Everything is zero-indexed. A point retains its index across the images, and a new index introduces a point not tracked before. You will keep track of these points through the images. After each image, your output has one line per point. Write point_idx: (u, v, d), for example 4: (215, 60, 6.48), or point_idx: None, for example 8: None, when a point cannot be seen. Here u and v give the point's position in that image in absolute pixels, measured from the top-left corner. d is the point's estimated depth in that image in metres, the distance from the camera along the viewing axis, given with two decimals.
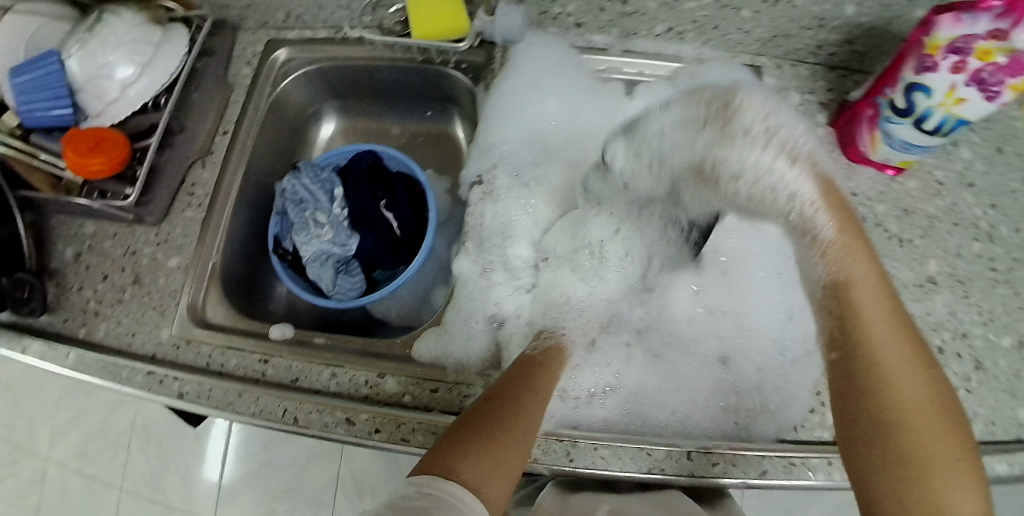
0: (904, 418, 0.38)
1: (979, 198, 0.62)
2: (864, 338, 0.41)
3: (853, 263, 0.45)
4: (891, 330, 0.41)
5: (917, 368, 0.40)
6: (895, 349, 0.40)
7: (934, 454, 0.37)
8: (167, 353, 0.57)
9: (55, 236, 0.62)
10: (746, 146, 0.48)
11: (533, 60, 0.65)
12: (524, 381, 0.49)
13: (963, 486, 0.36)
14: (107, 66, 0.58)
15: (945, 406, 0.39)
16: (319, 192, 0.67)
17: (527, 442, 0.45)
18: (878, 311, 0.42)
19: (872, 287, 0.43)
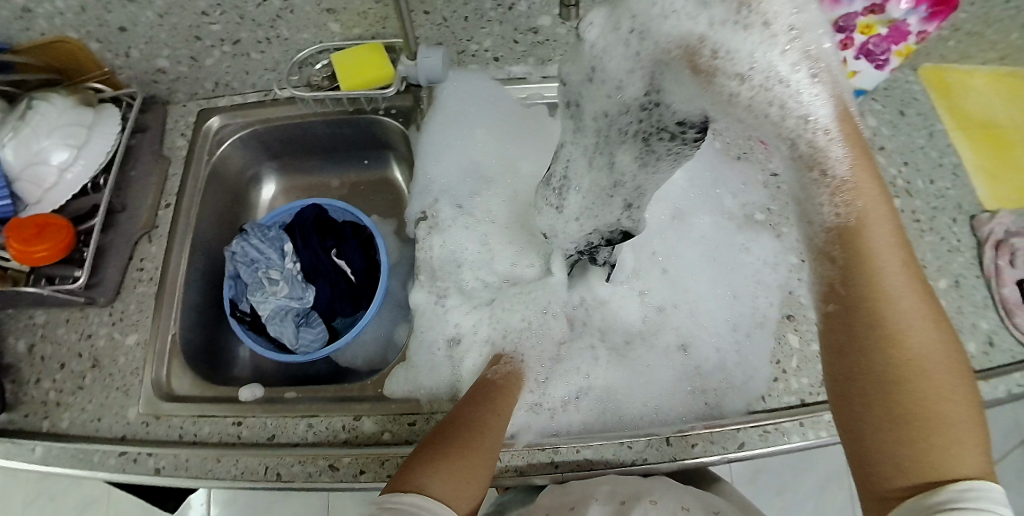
0: (910, 377, 0.32)
1: (892, 159, 0.68)
2: (874, 284, 0.33)
3: (864, 201, 0.35)
4: (900, 271, 0.33)
5: (929, 317, 0.33)
6: (909, 298, 0.33)
7: (941, 416, 0.31)
8: (138, 431, 0.57)
9: (7, 330, 0.61)
10: (764, 43, 0.33)
11: (456, 96, 0.69)
12: (483, 402, 0.51)
13: (968, 445, 0.31)
14: (42, 152, 0.58)
15: (954, 361, 0.33)
16: (269, 249, 0.68)
17: (488, 458, 0.47)
18: (889, 255, 0.34)
19: (886, 228, 0.34)
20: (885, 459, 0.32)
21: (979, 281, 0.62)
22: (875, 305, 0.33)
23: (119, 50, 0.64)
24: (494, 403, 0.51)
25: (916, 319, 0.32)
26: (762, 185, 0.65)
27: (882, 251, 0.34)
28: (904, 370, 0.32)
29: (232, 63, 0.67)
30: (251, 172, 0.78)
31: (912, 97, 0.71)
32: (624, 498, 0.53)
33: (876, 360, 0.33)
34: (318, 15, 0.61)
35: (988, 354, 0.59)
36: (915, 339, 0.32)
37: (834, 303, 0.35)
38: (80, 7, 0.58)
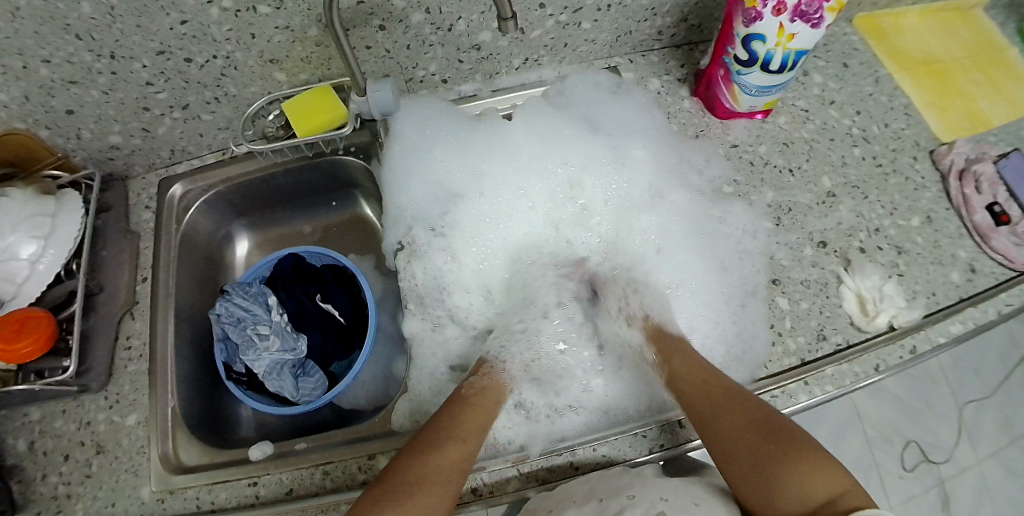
0: (737, 442, 0.47)
1: (843, 111, 0.69)
2: (684, 392, 0.53)
3: (665, 349, 0.57)
4: (697, 377, 0.53)
5: (726, 394, 0.51)
6: (706, 389, 0.51)
7: (776, 464, 0.45)
8: (154, 509, 0.56)
9: (2, 432, 0.60)
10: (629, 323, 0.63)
11: (412, 120, 0.69)
12: (448, 431, 0.51)
13: (816, 476, 0.44)
14: (9, 248, 0.58)
15: (768, 420, 0.48)
16: (255, 305, 0.67)
17: (446, 493, 0.47)
18: (688, 374, 0.54)
19: (678, 359, 0.55)
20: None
21: (949, 212, 0.63)
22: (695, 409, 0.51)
23: (69, 133, 0.63)
24: (458, 431, 0.51)
25: (718, 401, 0.50)
26: (725, 157, 0.67)
27: (678, 371, 0.55)
28: (734, 445, 0.47)
29: (185, 128, 0.67)
30: (221, 233, 0.77)
31: (851, 48, 0.72)
32: (602, 495, 0.48)
33: (715, 447, 0.49)
34: (262, 66, 0.61)
35: (972, 281, 0.60)
36: (724, 415, 0.49)
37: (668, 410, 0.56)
38: (23, 97, 0.57)
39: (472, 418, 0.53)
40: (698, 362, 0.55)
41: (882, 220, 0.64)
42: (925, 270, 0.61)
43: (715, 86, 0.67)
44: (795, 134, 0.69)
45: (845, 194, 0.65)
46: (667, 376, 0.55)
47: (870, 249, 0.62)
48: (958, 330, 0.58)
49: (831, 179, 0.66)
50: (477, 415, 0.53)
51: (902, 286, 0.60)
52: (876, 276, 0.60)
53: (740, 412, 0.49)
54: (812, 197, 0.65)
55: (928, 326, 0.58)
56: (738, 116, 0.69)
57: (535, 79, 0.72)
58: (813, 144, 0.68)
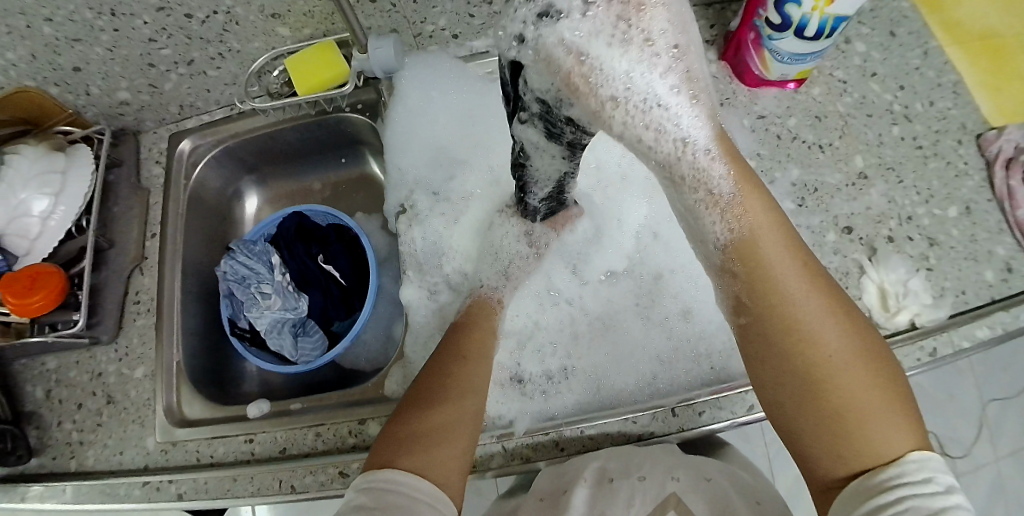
0: (830, 375, 0.38)
1: (885, 84, 0.63)
2: (777, 291, 0.39)
3: (753, 215, 0.40)
4: (803, 282, 0.40)
5: (832, 309, 0.39)
6: (810, 296, 0.39)
7: (865, 415, 0.38)
8: (159, 459, 0.59)
9: (22, 379, 0.63)
10: (681, 116, 0.37)
11: (416, 82, 0.67)
12: (451, 356, 0.51)
13: (898, 425, 0.38)
14: (22, 204, 0.58)
15: (868, 358, 0.39)
16: (258, 264, 0.69)
17: (469, 417, 0.47)
18: (787, 265, 0.40)
19: (775, 241, 0.40)
20: (823, 454, 0.40)
21: (991, 204, 0.58)
22: (788, 323, 0.39)
23: (78, 89, 0.63)
24: (464, 357, 0.51)
25: (823, 316, 0.39)
26: (751, 129, 0.64)
27: (778, 265, 0.40)
28: (824, 379, 0.38)
29: (191, 84, 0.66)
30: (230, 190, 0.78)
31: (901, 15, 0.66)
32: (613, 475, 0.51)
33: (793, 372, 0.39)
34: (264, 22, 0.59)
35: (1008, 281, 0.56)
36: (825, 338, 0.39)
37: (721, 291, 0.43)
38: (30, 55, 0.57)
39: (473, 342, 0.52)
40: (798, 254, 0.40)
41: (915, 208, 0.59)
42: (956, 266, 0.56)
43: (744, 51, 0.62)
44: (830, 108, 0.63)
45: (877, 177, 0.60)
46: (757, 268, 0.40)
47: (898, 239, 0.58)
48: (985, 334, 0.54)
49: (865, 158, 0.61)
50: (478, 338, 0.53)
51: (929, 282, 0.56)
52: (902, 269, 0.56)
53: (842, 338, 0.39)
54: (840, 178, 0.61)
55: (952, 327, 0.54)
56: (768, 85, 0.64)
57: None
58: (848, 119, 0.63)
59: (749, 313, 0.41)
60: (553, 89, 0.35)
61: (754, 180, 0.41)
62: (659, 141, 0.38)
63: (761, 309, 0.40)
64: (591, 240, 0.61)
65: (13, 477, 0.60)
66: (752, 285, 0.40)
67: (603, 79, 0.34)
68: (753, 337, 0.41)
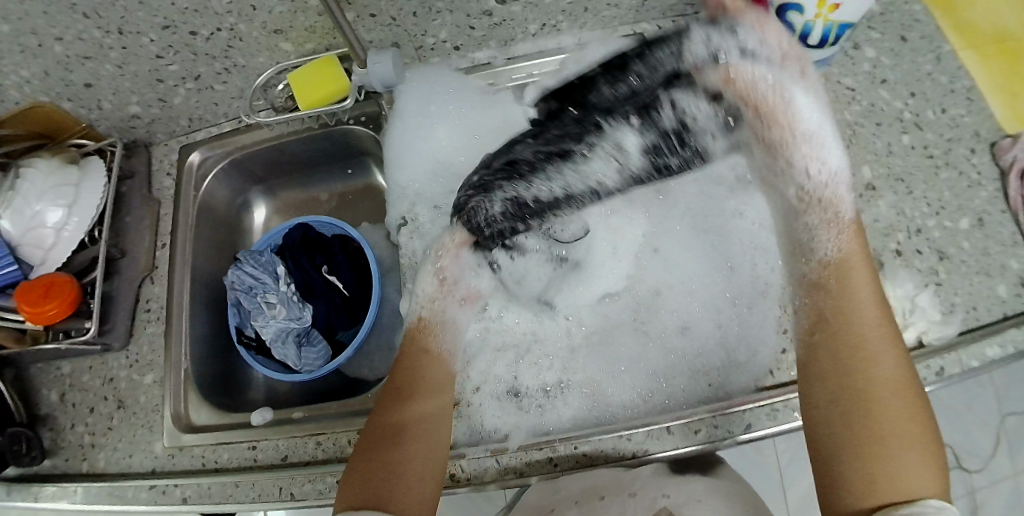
0: (879, 403, 0.43)
1: (895, 91, 0.62)
2: (853, 315, 0.47)
3: (854, 251, 0.50)
4: (880, 321, 0.46)
5: (896, 351, 0.45)
6: (880, 332, 0.46)
7: (894, 452, 0.41)
8: (166, 463, 0.60)
9: (38, 382, 0.65)
10: (830, 152, 0.52)
11: (413, 95, 0.67)
12: (391, 396, 0.54)
13: (924, 469, 0.41)
14: (37, 215, 0.60)
15: (916, 403, 0.43)
16: (264, 274, 0.70)
17: (432, 440, 0.50)
18: (868, 301, 0.47)
19: (864, 278, 0.48)
20: (852, 476, 0.42)
21: (1005, 216, 0.56)
22: (857, 347, 0.45)
23: (90, 104, 0.65)
24: (404, 395, 0.53)
25: (886, 355, 0.45)
26: None
27: (860, 297, 0.47)
28: (874, 402, 0.43)
29: (199, 98, 0.67)
30: (240, 200, 0.80)
31: (913, 19, 0.64)
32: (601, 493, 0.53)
33: (847, 390, 0.44)
34: (267, 37, 0.60)
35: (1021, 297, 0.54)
36: (885, 369, 0.44)
37: (797, 315, 0.50)
38: (43, 72, 0.59)
39: (408, 375, 0.55)
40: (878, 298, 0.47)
41: (925, 220, 0.57)
42: (967, 280, 0.55)
43: None
44: (837, 117, 0.62)
45: (886, 188, 0.59)
46: (842, 292, 0.48)
47: (907, 252, 0.56)
48: (995, 353, 0.52)
49: (873, 169, 0.59)
50: (415, 369, 0.55)
51: (938, 297, 0.54)
52: (910, 284, 0.55)
53: (895, 373, 0.44)
54: (847, 188, 0.59)
55: (961, 346, 0.53)
56: None
57: (554, 46, 0.67)
58: (857, 128, 0.61)
59: (823, 334, 0.47)
60: (716, 87, 0.50)
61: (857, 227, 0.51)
62: (814, 171, 0.52)
63: (837, 328, 0.47)
64: (589, 255, 0.61)
65: (29, 477, 0.62)
66: (835, 305, 0.48)
67: (784, 105, 0.51)
68: (823, 354, 0.47)
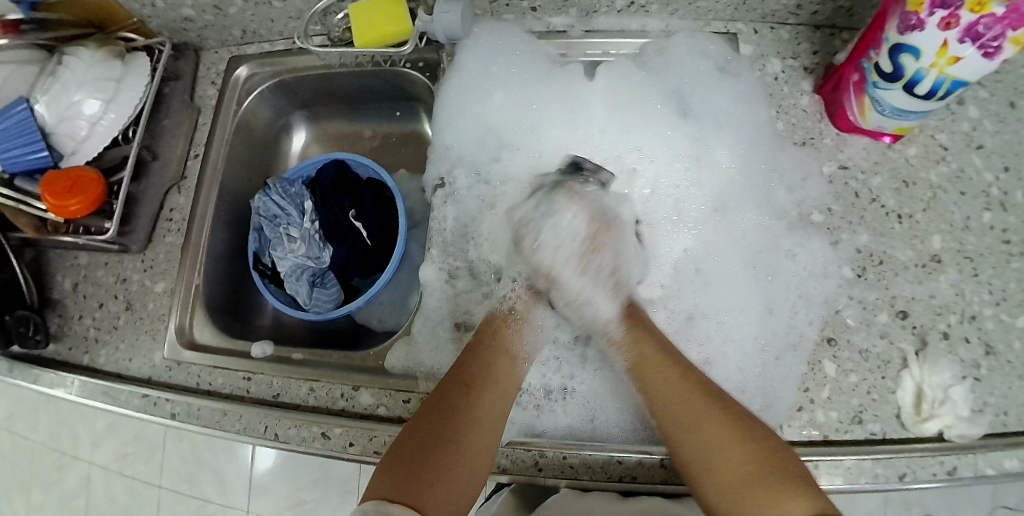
0: (721, 460, 0.43)
1: (989, 161, 0.56)
2: (648, 385, 0.49)
3: (642, 339, 0.51)
4: (676, 387, 0.47)
5: (708, 398, 0.46)
6: (682, 389, 0.47)
7: (760, 495, 0.40)
8: (162, 374, 0.61)
9: (54, 267, 0.66)
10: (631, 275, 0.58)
11: (478, 54, 0.64)
12: (457, 384, 0.49)
13: (793, 498, 0.39)
14: (73, 105, 0.58)
15: (750, 438, 0.43)
16: (290, 206, 0.69)
17: (482, 453, 0.46)
18: (653, 365, 0.49)
19: (648, 348, 0.50)
20: None
21: None
22: (674, 406, 0.47)
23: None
24: (470, 393, 0.49)
25: (695, 406, 0.45)
26: (829, 179, 0.58)
27: (653, 373, 0.49)
28: (708, 462, 0.43)
29: (255, 12, 0.64)
30: (281, 121, 0.77)
31: None
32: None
33: (686, 457, 0.44)
34: None
35: None
36: (704, 431, 0.44)
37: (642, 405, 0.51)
38: None
39: (480, 369, 0.51)
40: (660, 359, 0.49)
41: (982, 308, 0.53)
42: (1007, 383, 0.51)
43: (843, 91, 0.55)
44: (920, 175, 0.57)
45: (951, 264, 0.54)
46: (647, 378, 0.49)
47: (954, 338, 0.53)
48: (1014, 466, 0.49)
49: (943, 241, 0.55)
50: (488, 364, 0.51)
51: (973, 393, 0.51)
52: (948, 373, 0.51)
53: (711, 423, 0.45)
54: (911, 255, 0.55)
55: (981, 450, 0.50)
56: (860, 132, 0.58)
57: (638, 28, 0.63)
58: (938, 191, 0.56)
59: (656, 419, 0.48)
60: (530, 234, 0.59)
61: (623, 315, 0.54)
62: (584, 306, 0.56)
63: (655, 409, 0.48)
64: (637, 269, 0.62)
65: (33, 357, 0.64)
66: (643, 386, 0.49)
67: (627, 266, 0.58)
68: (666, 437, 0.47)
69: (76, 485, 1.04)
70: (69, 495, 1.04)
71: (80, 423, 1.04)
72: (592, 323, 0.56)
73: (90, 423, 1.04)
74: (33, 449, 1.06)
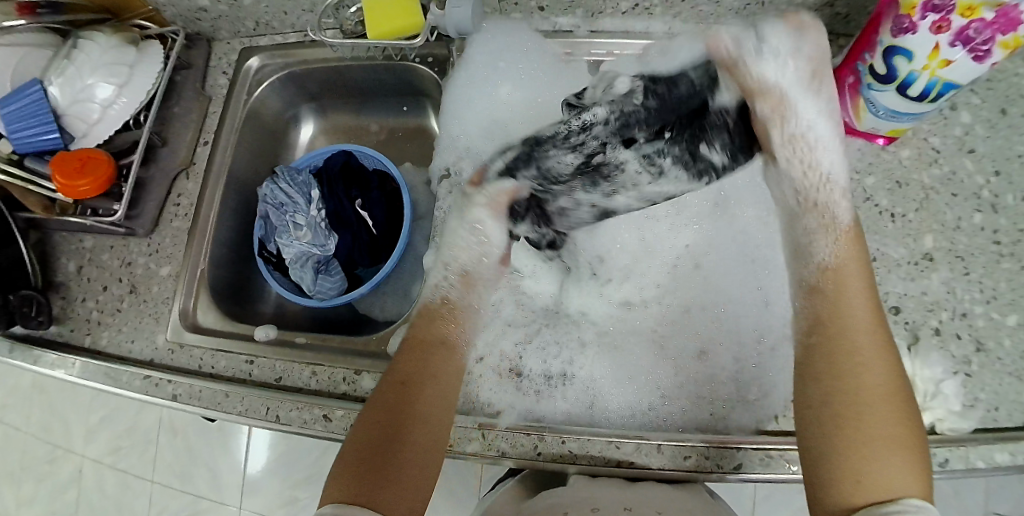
0: (871, 409, 0.40)
1: (981, 165, 0.58)
2: (832, 304, 0.44)
3: (851, 255, 0.46)
4: (870, 318, 0.43)
5: (886, 352, 0.42)
6: (873, 330, 0.43)
7: (886, 450, 0.38)
8: (164, 357, 0.61)
9: (59, 250, 0.66)
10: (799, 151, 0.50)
11: (486, 50, 0.65)
12: (395, 384, 0.49)
13: (907, 471, 0.38)
14: (87, 88, 0.59)
15: (901, 401, 0.41)
16: (297, 194, 0.70)
17: (434, 447, 0.47)
18: (860, 296, 0.44)
19: (856, 279, 0.45)
20: (835, 485, 0.39)
21: None
22: (848, 344, 0.42)
23: None
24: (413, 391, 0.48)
25: (880, 353, 0.42)
26: None
27: (852, 299, 0.44)
28: (863, 405, 0.40)
29: (270, 4, 0.65)
30: (290, 113, 0.79)
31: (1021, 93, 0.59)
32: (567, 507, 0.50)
33: (835, 387, 0.41)
34: None
35: None
36: (875, 376, 0.41)
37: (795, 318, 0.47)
38: None
39: (416, 366, 0.50)
40: (856, 287, 0.45)
41: (973, 306, 0.54)
42: (998, 380, 0.52)
43: (840, 93, 0.57)
44: (914, 177, 0.58)
45: (943, 262, 0.56)
46: (838, 302, 0.44)
47: (945, 334, 0.54)
48: (1005, 460, 0.50)
49: (935, 240, 0.56)
50: (426, 362, 0.50)
51: (964, 388, 0.52)
52: (939, 367, 0.52)
53: (889, 375, 0.41)
54: (904, 253, 0.56)
55: (971, 444, 0.51)
56: (855, 134, 0.59)
57: (641, 30, 0.63)
58: (931, 192, 0.58)
59: (821, 336, 0.44)
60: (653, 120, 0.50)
61: (857, 228, 0.48)
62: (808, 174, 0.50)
63: (834, 333, 0.43)
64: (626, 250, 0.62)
65: (34, 338, 0.64)
66: (834, 305, 0.44)
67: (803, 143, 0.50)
68: (826, 359, 0.43)
69: (67, 477, 1.03)
70: (60, 486, 1.04)
71: (74, 415, 1.04)
72: (808, 176, 0.50)
73: (85, 414, 1.03)
74: (25, 440, 1.05)
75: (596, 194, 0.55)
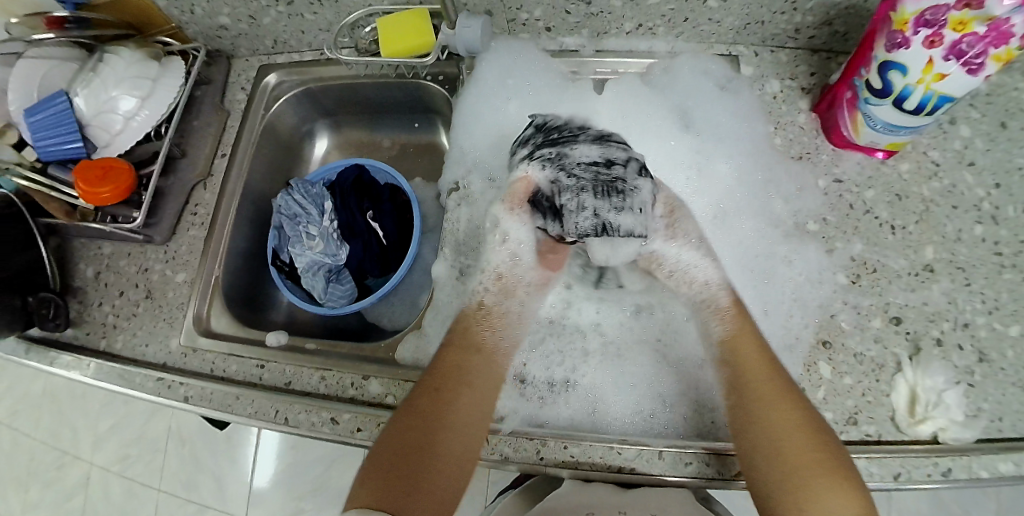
0: (788, 459, 0.45)
1: (981, 178, 0.59)
2: (738, 364, 0.51)
3: (743, 326, 0.53)
4: (760, 366, 0.50)
5: (790, 397, 0.48)
6: (770, 382, 0.49)
7: (813, 491, 0.44)
8: (177, 361, 0.63)
9: (79, 256, 0.68)
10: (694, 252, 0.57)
11: (495, 68, 0.67)
12: (427, 391, 0.51)
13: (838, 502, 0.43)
14: (111, 100, 0.62)
15: (819, 438, 0.46)
16: (311, 205, 0.71)
17: (461, 456, 0.49)
18: (757, 353, 0.51)
19: (752, 339, 0.52)
20: None
21: None
22: (756, 401, 0.48)
23: (184, 6, 0.66)
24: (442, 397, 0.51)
25: (778, 402, 0.48)
26: (824, 191, 0.60)
27: (751, 360, 0.51)
28: (780, 452, 0.45)
29: (288, 23, 0.68)
30: (305, 128, 0.81)
31: (1019, 107, 0.60)
32: None
33: (751, 445, 0.47)
34: None
35: None
36: (779, 425, 0.46)
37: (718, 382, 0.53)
38: None
39: (447, 374, 0.52)
40: (754, 347, 0.51)
41: (975, 316, 0.55)
42: (1001, 390, 0.52)
43: (838, 108, 0.58)
44: (914, 189, 0.59)
45: (944, 273, 0.56)
46: (740, 362, 0.51)
47: (947, 345, 0.54)
48: (1009, 470, 0.50)
49: (936, 251, 0.57)
50: (459, 367, 0.53)
51: (967, 398, 0.52)
52: (941, 377, 0.53)
53: (798, 419, 0.47)
54: (904, 264, 0.57)
55: (975, 453, 0.51)
56: (854, 148, 0.60)
57: (645, 49, 0.66)
58: (931, 204, 0.59)
59: (736, 396, 0.50)
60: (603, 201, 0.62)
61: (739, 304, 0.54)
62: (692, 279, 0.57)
63: (742, 393, 0.50)
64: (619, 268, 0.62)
65: (51, 341, 0.66)
66: (735, 371, 0.51)
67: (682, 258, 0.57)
68: (739, 418, 0.49)
69: (74, 485, 1.04)
70: (66, 494, 1.04)
71: (82, 423, 1.05)
72: (692, 289, 0.57)
73: (93, 422, 1.04)
74: (34, 447, 1.06)
75: (604, 202, 0.54)
